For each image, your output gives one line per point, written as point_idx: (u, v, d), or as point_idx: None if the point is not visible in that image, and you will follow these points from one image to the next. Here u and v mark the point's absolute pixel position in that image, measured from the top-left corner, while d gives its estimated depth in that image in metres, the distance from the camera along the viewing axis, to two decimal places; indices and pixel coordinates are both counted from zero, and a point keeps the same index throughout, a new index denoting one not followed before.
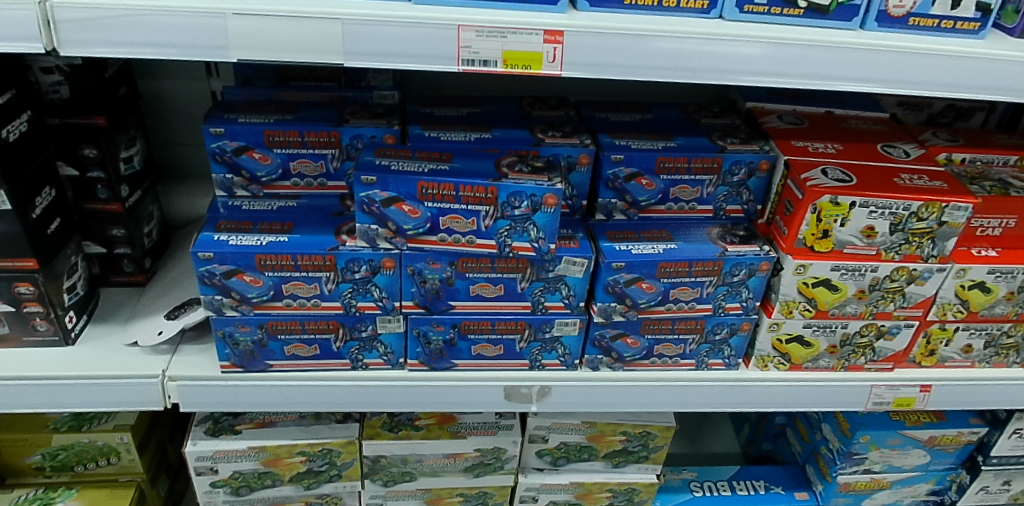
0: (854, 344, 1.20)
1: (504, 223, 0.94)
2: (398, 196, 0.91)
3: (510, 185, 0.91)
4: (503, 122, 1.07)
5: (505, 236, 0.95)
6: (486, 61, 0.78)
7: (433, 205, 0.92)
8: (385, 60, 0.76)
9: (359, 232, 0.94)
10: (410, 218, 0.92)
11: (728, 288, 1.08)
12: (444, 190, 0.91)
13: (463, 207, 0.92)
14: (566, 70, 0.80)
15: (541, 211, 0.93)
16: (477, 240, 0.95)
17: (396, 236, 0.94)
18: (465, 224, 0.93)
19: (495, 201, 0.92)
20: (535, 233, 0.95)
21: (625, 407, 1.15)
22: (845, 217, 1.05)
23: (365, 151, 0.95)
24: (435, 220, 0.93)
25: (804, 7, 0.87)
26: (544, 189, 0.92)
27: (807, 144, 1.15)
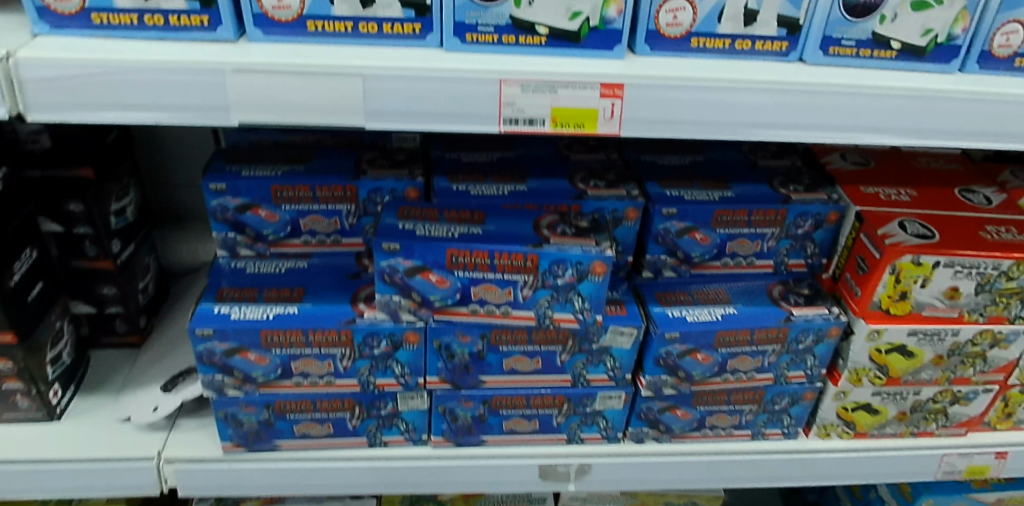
0: (925, 410, 1.08)
1: (544, 293, 0.82)
2: (424, 265, 0.79)
3: (552, 252, 0.79)
4: (538, 170, 0.94)
5: (545, 307, 0.83)
6: (532, 120, 0.67)
7: (464, 275, 0.80)
8: (413, 120, 0.65)
9: (379, 304, 0.83)
10: (437, 289, 0.81)
11: (792, 356, 0.96)
12: (476, 258, 0.79)
13: (498, 276, 0.80)
14: (625, 129, 0.68)
15: (586, 280, 0.81)
16: (512, 312, 0.83)
17: (421, 308, 0.83)
18: (500, 295, 0.82)
19: (535, 270, 0.80)
20: (581, 303, 0.83)
21: (670, 483, 1.04)
22: (927, 278, 0.93)
23: (386, 212, 0.83)
24: (466, 290, 0.81)
25: (898, 49, 0.75)
26: (591, 256, 0.79)
27: (878, 190, 1.02)
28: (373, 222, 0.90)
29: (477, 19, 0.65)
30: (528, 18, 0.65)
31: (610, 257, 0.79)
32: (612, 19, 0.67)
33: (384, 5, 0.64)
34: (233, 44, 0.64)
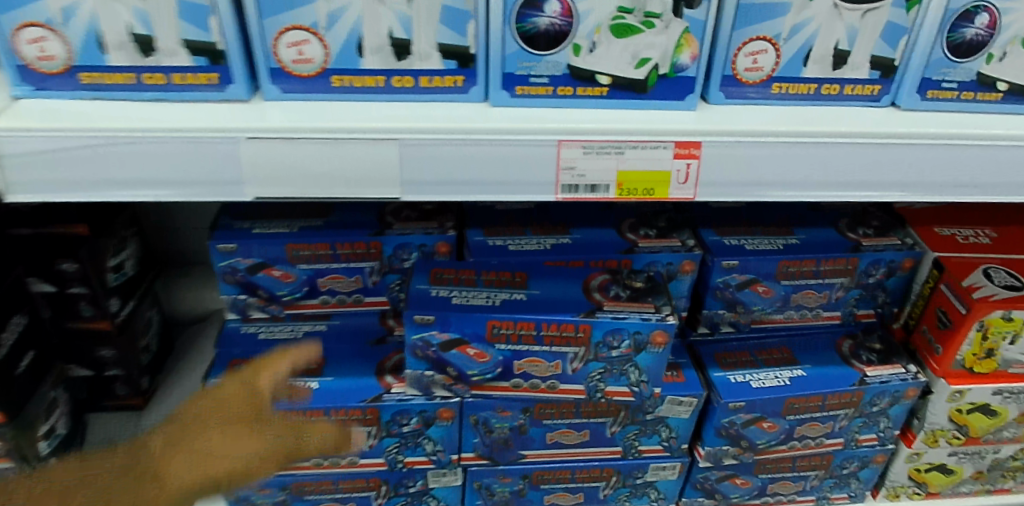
0: (1005, 468, 0.97)
1: (597, 365, 0.73)
2: (462, 338, 0.70)
3: (607, 321, 0.70)
4: (580, 218, 0.84)
5: (598, 381, 0.74)
6: (594, 186, 0.58)
7: (507, 348, 0.71)
8: (457, 190, 0.56)
9: (409, 378, 0.74)
10: (476, 363, 0.72)
11: (865, 419, 0.87)
12: (522, 329, 0.69)
13: (546, 348, 0.71)
14: (702, 193, 0.59)
15: (645, 351, 0.72)
16: (560, 385, 0.74)
17: (458, 383, 0.73)
18: (547, 368, 0.72)
19: (588, 341, 0.71)
20: (638, 374, 0.74)
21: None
22: (1017, 334, 0.83)
23: (416, 275, 0.74)
24: (509, 363, 0.72)
25: (1005, 90, 0.65)
26: (651, 324, 0.70)
27: (954, 231, 0.92)
28: (399, 279, 0.80)
29: (530, 69, 0.57)
30: (588, 67, 0.57)
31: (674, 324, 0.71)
32: (685, 65, 0.58)
33: (422, 57, 0.56)
34: (247, 104, 0.56)
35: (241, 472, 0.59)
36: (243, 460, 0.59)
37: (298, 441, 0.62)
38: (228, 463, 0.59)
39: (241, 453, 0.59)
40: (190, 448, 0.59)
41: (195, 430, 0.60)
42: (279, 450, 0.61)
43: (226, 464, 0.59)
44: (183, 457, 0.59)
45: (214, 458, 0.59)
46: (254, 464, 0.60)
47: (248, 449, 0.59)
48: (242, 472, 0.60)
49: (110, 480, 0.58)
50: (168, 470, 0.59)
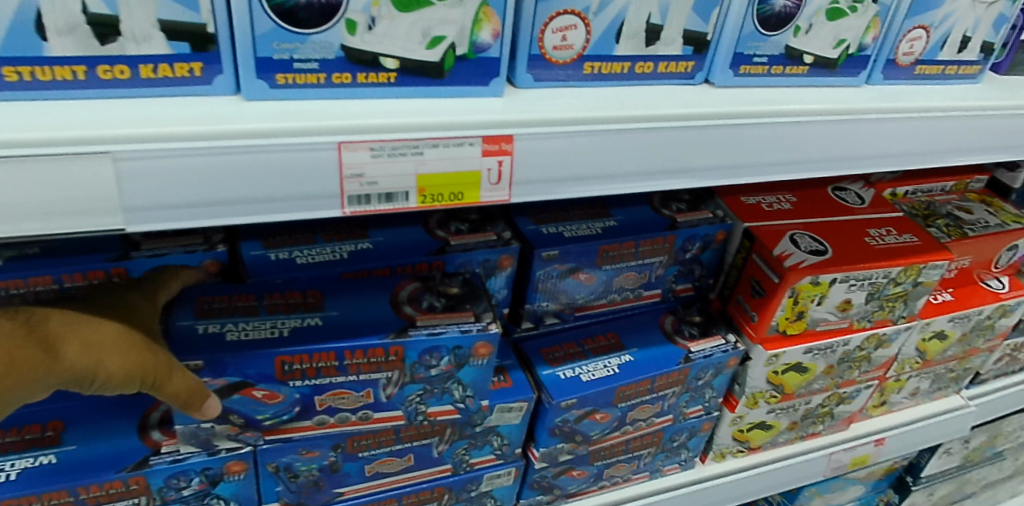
0: (814, 415, 1.03)
1: (415, 387, 0.65)
2: (245, 382, 0.59)
3: (421, 340, 0.62)
4: (383, 217, 0.73)
5: (416, 402, 0.66)
6: (390, 195, 0.47)
7: (303, 384, 0.61)
8: (211, 213, 0.43)
9: (183, 435, 0.61)
10: (265, 405, 0.61)
11: (692, 393, 0.86)
12: (319, 362, 0.60)
13: (355, 377, 0.62)
14: (517, 193, 0.51)
15: (467, 366, 0.65)
16: (373, 414, 0.65)
17: (247, 431, 0.62)
18: (355, 399, 0.63)
19: (402, 363, 0.62)
20: (461, 390, 0.67)
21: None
22: (823, 295, 0.86)
23: (179, 309, 0.61)
24: (308, 400, 0.62)
25: (810, 64, 0.64)
26: (474, 336, 0.63)
27: (759, 199, 0.93)
28: None
29: (293, 52, 0.45)
30: (369, 48, 0.46)
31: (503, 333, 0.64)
32: (486, 45, 0.49)
33: (138, 39, 0.41)
34: None
35: (108, 380, 0.50)
36: (120, 373, 0.51)
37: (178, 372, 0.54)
38: (105, 367, 0.50)
39: (127, 361, 0.51)
40: (77, 337, 0.49)
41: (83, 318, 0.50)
42: (159, 375, 0.52)
43: (103, 366, 0.50)
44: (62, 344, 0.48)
45: (93, 353, 0.49)
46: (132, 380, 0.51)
47: (134, 361, 0.51)
48: (111, 382, 0.51)
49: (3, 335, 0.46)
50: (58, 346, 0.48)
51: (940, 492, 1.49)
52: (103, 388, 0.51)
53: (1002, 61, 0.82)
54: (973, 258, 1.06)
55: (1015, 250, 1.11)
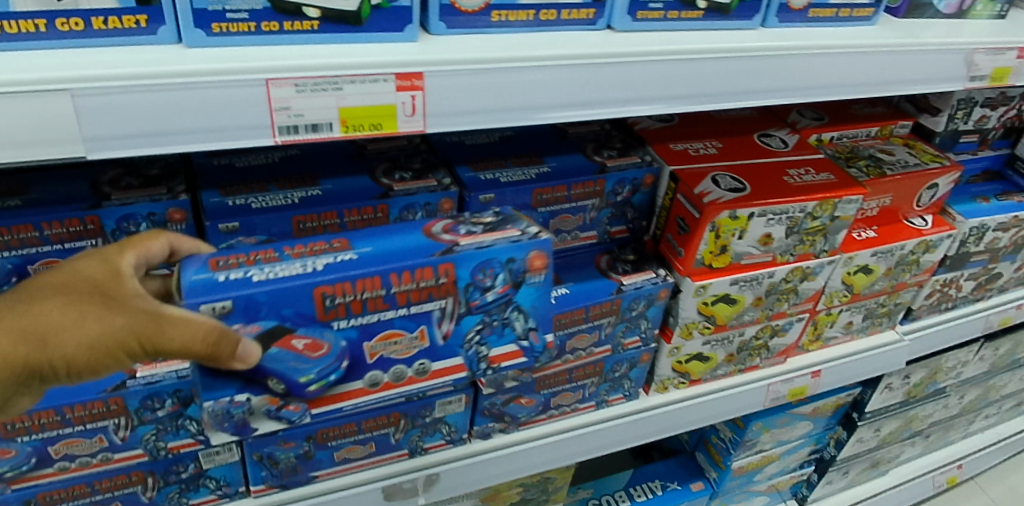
0: (750, 347, 1.12)
1: (472, 319, 0.70)
2: (284, 329, 0.63)
3: (469, 253, 0.67)
4: (331, 168, 0.81)
5: (475, 341, 0.72)
6: (315, 125, 0.54)
7: (348, 326, 0.65)
8: (159, 142, 0.50)
9: (215, 418, 0.66)
10: (319, 365, 0.66)
11: (627, 323, 0.95)
12: (363, 293, 0.64)
13: (406, 309, 0.67)
14: (431, 125, 0.58)
15: (524, 285, 0.71)
16: (431, 367, 0.72)
17: (290, 406, 0.68)
18: (410, 346, 0.69)
19: (454, 286, 0.67)
20: (526, 321, 0.74)
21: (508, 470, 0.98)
22: (743, 229, 0.94)
23: (188, 266, 0.62)
24: (360, 347, 0.67)
25: (704, 8, 0.72)
26: (526, 247, 0.69)
27: (686, 146, 1.01)
28: None
29: (224, 4, 0.52)
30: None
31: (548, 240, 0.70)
32: None
33: None
34: None
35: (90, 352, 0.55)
36: (94, 343, 0.55)
37: (164, 327, 0.56)
38: (67, 348, 0.54)
39: (86, 337, 0.55)
40: (32, 323, 0.54)
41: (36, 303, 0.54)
42: (145, 334, 0.56)
43: (67, 346, 0.54)
44: (20, 335, 0.53)
45: (49, 339, 0.54)
46: (105, 350, 0.55)
47: (98, 330, 0.55)
48: (86, 359, 0.55)
49: None
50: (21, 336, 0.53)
51: (887, 428, 1.58)
52: (94, 360, 0.55)
53: (898, 6, 0.91)
54: (894, 196, 1.14)
55: (935, 188, 1.19)
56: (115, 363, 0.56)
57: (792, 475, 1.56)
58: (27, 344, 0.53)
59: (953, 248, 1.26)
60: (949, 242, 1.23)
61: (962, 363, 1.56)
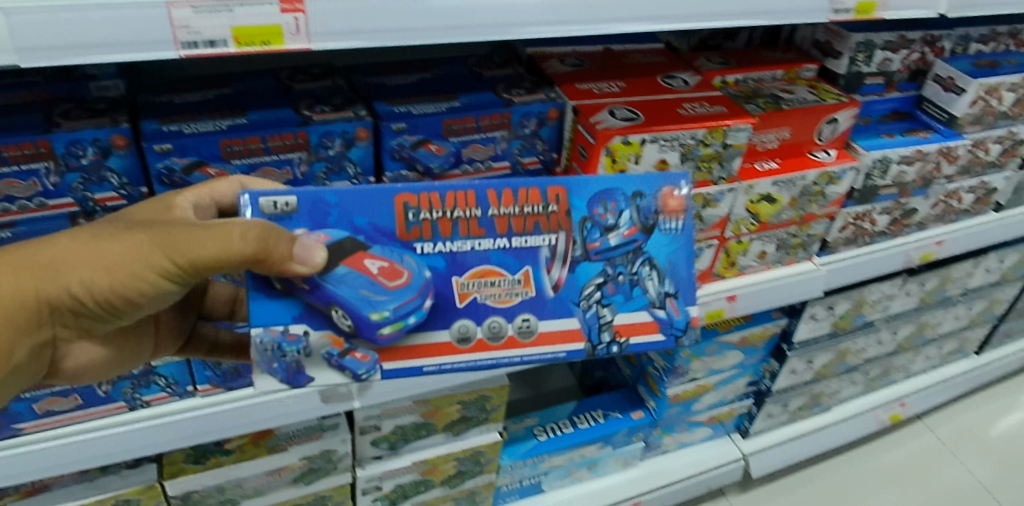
0: None
1: (590, 262, 0.82)
2: (356, 245, 0.74)
3: (579, 182, 0.79)
4: (259, 102, 0.91)
5: (588, 284, 0.82)
6: (212, 42, 0.66)
7: (433, 250, 0.76)
8: (83, 53, 0.62)
9: (276, 353, 0.75)
10: (399, 300, 0.75)
11: None
12: (463, 211, 0.76)
13: (508, 242, 0.78)
14: (317, 42, 0.70)
15: (655, 229, 0.83)
16: (537, 330, 0.81)
17: (356, 354, 0.77)
18: (510, 293, 0.80)
19: (570, 220, 0.80)
20: (660, 285, 0.85)
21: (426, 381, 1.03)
22: (638, 155, 1.05)
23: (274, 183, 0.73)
24: (449, 281, 0.78)
25: None
26: (658, 182, 0.82)
27: (591, 86, 1.11)
28: (80, 178, 0.82)
29: None
30: None
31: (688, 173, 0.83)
32: None
33: None
34: None
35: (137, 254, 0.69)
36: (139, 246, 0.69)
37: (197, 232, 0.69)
38: (111, 253, 0.68)
39: (102, 258, 0.68)
40: (49, 253, 0.68)
41: (53, 240, 0.69)
42: (179, 239, 0.69)
43: (93, 267, 0.68)
44: (39, 265, 0.68)
45: (97, 247, 0.68)
46: (122, 267, 0.69)
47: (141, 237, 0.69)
48: (107, 279, 0.69)
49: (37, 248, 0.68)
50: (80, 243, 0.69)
51: (820, 361, 1.69)
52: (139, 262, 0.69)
53: None
54: (793, 130, 1.24)
55: (835, 123, 1.29)
56: (137, 279, 0.69)
57: (732, 407, 1.68)
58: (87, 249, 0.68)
59: (858, 181, 1.36)
60: (852, 175, 1.33)
61: (888, 296, 1.67)
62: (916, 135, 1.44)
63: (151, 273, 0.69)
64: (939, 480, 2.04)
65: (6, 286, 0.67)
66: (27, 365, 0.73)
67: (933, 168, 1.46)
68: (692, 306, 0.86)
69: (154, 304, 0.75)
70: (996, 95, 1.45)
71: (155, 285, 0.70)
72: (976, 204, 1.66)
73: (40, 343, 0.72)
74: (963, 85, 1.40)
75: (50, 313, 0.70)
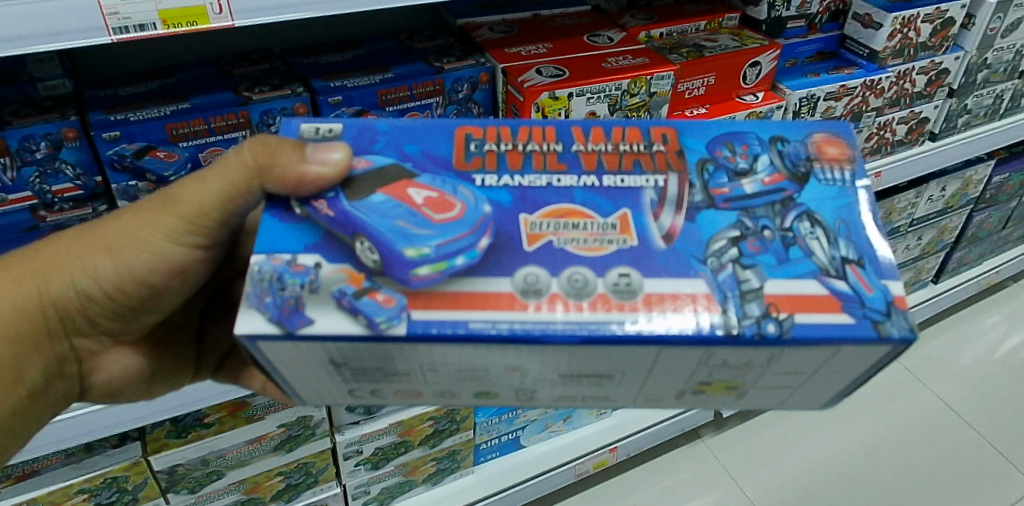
0: None
1: (720, 213, 0.62)
2: (403, 176, 0.64)
3: (694, 129, 0.69)
4: (201, 89, 0.97)
5: (718, 234, 0.60)
6: (142, 25, 0.73)
7: (496, 182, 0.63)
8: (20, 44, 0.68)
9: (270, 285, 0.56)
10: (443, 234, 0.58)
11: None
12: (546, 146, 0.67)
13: (597, 181, 0.64)
14: (238, 19, 0.76)
15: (810, 181, 0.65)
16: (640, 291, 0.57)
17: (377, 296, 0.56)
18: (602, 239, 0.60)
19: (682, 160, 0.66)
20: (833, 249, 0.60)
21: (479, 364, 0.58)
22: (567, 109, 1.12)
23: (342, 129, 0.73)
24: (514, 218, 0.61)
25: None
26: (806, 131, 0.69)
27: (519, 49, 1.17)
28: (36, 172, 0.88)
29: None
30: None
31: (850, 129, 0.70)
32: None
33: None
34: None
35: (132, 232, 0.75)
36: (133, 225, 0.75)
37: (185, 190, 0.73)
38: (113, 233, 0.75)
39: (104, 240, 0.75)
40: (51, 254, 0.75)
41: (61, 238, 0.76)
42: (168, 199, 0.74)
43: (94, 255, 0.75)
44: (44, 267, 0.75)
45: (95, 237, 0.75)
46: (127, 244, 0.75)
47: (132, 217, 0.76)
48: (113, 260, 0.75)
49: (43, 254, 0.75)
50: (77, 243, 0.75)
51: None
52: (135, 234, 0.75)
53: None
54: (717, 75, 1.31)
55: (759, 66, 1.36)
56: (144, 248, 0.75)
57: None
58: (84, 243, 0.75)
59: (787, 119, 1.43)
60: (780, 114, 1.40)
61: None
62: (839, 72, 1.48)
63: (158, 238, 0.75)
64: (906, 405, 2.09)
65: (10, 294, 0.73)
66: (52, 384, 0.81)
67: (861, 102, 1.51)
68: (891, 281, 0.58)
69: (174, 283, 0.81)
70: (912, 26, 1.48)
71: (161, 252, 0.76)
72: (909, 135, 1.68)
73: (58, 350, 0.80)
74: (879, 20, 1.44)
75: (59, 318, 0.78)
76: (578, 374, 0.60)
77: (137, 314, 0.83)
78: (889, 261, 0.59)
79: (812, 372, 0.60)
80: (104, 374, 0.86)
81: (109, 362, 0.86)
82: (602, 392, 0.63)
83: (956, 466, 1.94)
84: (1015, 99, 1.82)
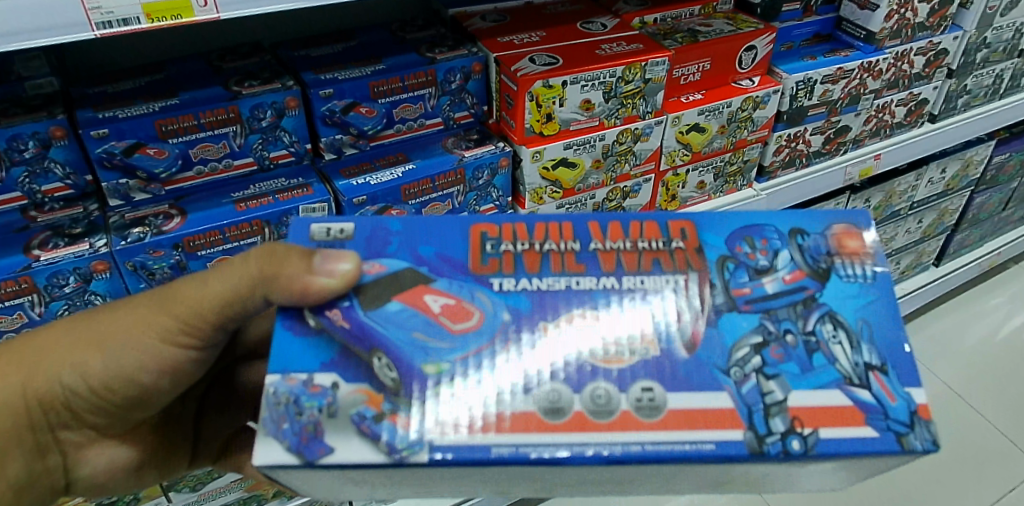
0: (615, 153, 1.22)
1: (738, 317, 0.62)
2: (419, 278, 0.63)
3: (710, 220, 0.68)
4: (189, 84, 0.96)
5: (739, 345, 0.60)
6: (126, 20, 0.72)
7: (514, 287, 0.63)
8: (4, 41, 0.68)
9: (288, 409, 0.56)
10: (466, 350, 0.59)
11: (477, 191, 1.15)
12: (562, 242, 0.67)
13: (616, 282, 0.64)
14: (224, 11, 0.75)
15: (833, 278, 0.64)
16: (663, 408, 0.57)
17: (398, 418, 0.56)
18: (622, 350, 0.59)
19: (702, 258, 0.65)
20: (856, 354, 0.60)
21: (501, 476, 0.58)
22: (561, 97, 1.11)
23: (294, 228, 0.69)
24: (535, 326, 0.60)
25: None
26: (826, 219, 0.68)
27: (512, 38, 1.16)
28: (25, 172, 0.88)
29: None
30: None
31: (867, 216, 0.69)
32: None
33: None
34: None
35: (128, 330, 0.75)
36: (129, 323, 0.75)
37: (184, 289, 0.73)
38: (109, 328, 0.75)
39: (98, 336, 0.75)
40: (42, 346, 0.76)
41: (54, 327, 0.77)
42: (168, 295, 0.74)
43: (85, 352, 0.75)
44: (34, 359, 0.76)
45: (88, 333, 0.75)
46: (119, 341, 0.75)
47: (132, 316, 0.75)
48: (103, 358, 0.75)
49: (36, 343, 0.76)
50: (68, 336, 0.75)
51: None
52: (133, 329, 0.75)
53: None
54: (713, 61, 1.30)
55: (754, 50, 1.34)
56: (139, 321, 0.75)
57: None
58: (77, 340, 0.75)
59: (785, 103, 1.41)
60: (778, 98, 1.38)
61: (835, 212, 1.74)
62: (837, 55, 1.46)
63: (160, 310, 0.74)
64: None
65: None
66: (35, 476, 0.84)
67: (859, 85, 1.49)
68: (915, 389, 0.59)
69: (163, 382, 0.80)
70: (909, 5, 1.47)
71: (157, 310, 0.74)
72: (908, 117, 1.66)
73: (40, 439, 0.81)
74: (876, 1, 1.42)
75: (43, 413, 0.79)
76: (601, 481, 0.60)
77: (128, 411, 0.83)
78: (910, 367, 0.60)
79: (834, 474, 0.60)
80: (89, 467, 0.87)
81: (97, 455, 0.87)
82: (622, 489, 0.62)
83: (960, 447, 1.94)
84: (1016, 78, 1.81)
